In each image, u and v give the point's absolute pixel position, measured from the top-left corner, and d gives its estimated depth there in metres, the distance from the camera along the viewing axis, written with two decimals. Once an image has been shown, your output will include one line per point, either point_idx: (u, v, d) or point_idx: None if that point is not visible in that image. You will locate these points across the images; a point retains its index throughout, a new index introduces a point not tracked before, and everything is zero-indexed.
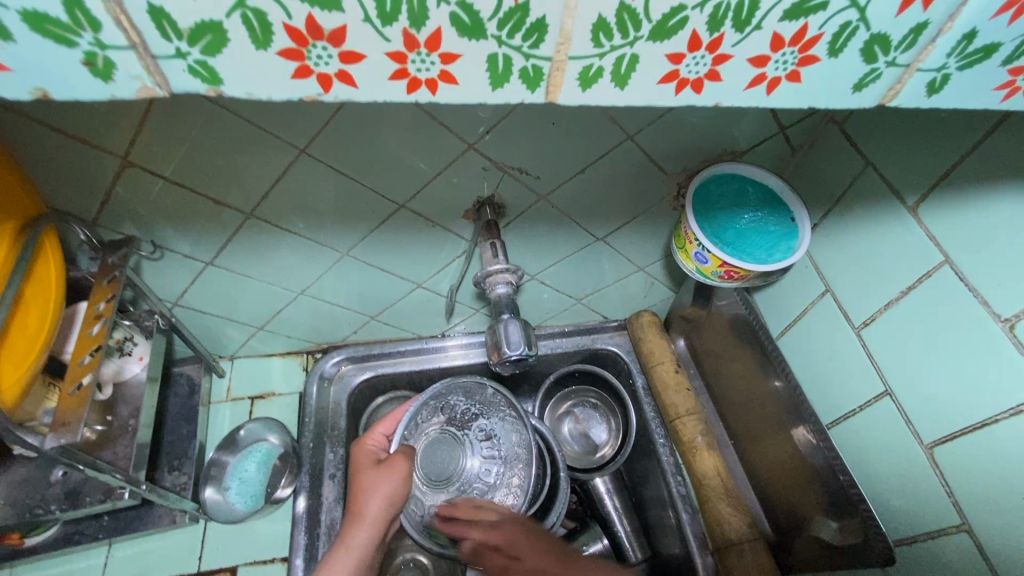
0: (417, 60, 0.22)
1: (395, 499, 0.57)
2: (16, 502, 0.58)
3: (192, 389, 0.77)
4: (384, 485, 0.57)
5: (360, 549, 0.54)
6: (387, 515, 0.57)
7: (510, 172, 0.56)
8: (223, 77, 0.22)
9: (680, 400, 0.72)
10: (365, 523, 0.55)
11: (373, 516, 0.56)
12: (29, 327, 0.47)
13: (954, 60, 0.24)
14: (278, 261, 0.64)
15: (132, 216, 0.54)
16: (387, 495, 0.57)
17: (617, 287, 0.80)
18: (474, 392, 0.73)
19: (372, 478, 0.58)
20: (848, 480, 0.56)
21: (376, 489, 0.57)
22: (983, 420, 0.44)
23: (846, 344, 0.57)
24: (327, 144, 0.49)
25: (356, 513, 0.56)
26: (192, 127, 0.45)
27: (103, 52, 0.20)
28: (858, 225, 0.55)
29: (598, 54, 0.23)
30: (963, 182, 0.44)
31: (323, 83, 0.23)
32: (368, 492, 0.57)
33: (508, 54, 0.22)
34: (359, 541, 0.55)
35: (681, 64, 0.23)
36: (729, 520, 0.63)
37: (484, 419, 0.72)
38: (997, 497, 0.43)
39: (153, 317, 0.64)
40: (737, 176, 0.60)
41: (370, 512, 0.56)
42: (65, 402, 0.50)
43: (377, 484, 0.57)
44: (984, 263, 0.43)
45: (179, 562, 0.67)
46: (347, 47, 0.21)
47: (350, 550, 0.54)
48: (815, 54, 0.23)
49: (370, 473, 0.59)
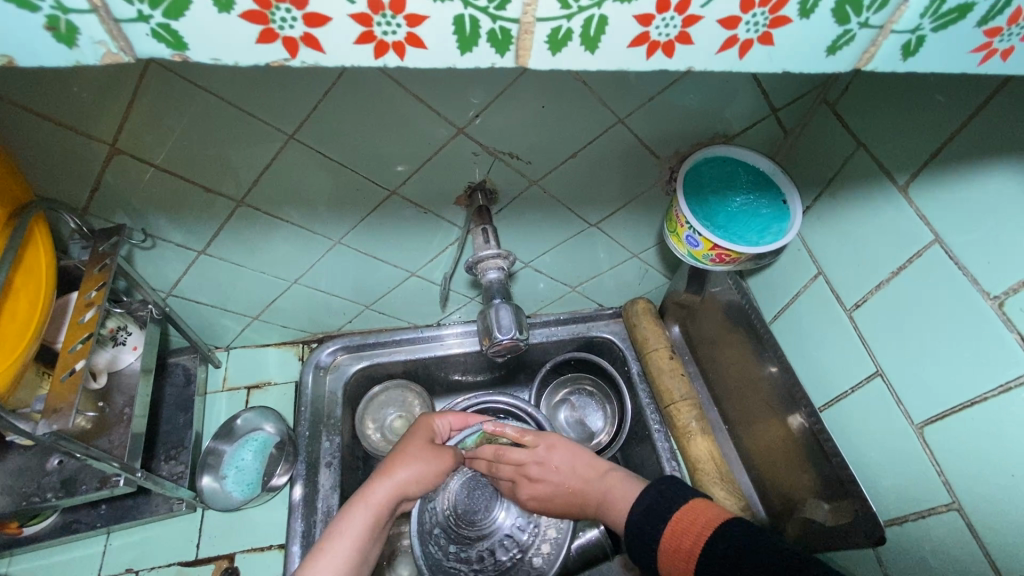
0: (383, 22, 0.22)
1: (423, 477, 0.60)
2: (13, 491, 0.59)
3: (188, 379, 0.77)
4: (427, 460, 0.61)
5: (378, 503, 0.56)
6: (408, 487, 0.59)
7: (501, 157, 0.56)
8: (187, 42, 0.22)
9: (675, 386, 0.73)
10: (389, 481, 0.58)
11: (402, 479, 0.59)
12: (19, 314, 0.47)
13: (928, 21, 0.24)
14: (271, 250, 0.64)
15: (122, 204, 0.54)
16: (420, 469, 0.60)
17: (612, 274, 0.80)
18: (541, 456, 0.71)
19: (416, 448, 0.62)
20: (840, 461, 0.57)
21: (415, 458, 0.60)
22: (974, 398, 0.44)
23: (838, 327, 0.57)
24: (314, 130, 0.49)
25: (385, 471, 0.59)
26: (176, 110, 0.45)
27: (64, 16, 0.20)
28: (849, 205, 0.54)
29: (566, 16, 0.23)
30: (954, 159, 0.44)
31: (289, 48, 0.23)
32: (406, 458, 0.60)
33: (475, 16, 0.22)
34: (379, 495, 0.57)
35: (650, 26, 0.23)
36: (723, 504, 0.64)
37: None
38: (985, 474, 0.44)
39: (146, 306, 0.65)
40: (729, 160, 0.60)
41: (397, 475, 0.59)
42: (57, 387, 0.50)
43: (419, 455, 0.61)
44: (973, 242, 0.43)
45: (178, 549, 0.68)
46: (310, 9, 0.21)
47: (369, 505, 0.56)
48: (786, 14, 0.23)
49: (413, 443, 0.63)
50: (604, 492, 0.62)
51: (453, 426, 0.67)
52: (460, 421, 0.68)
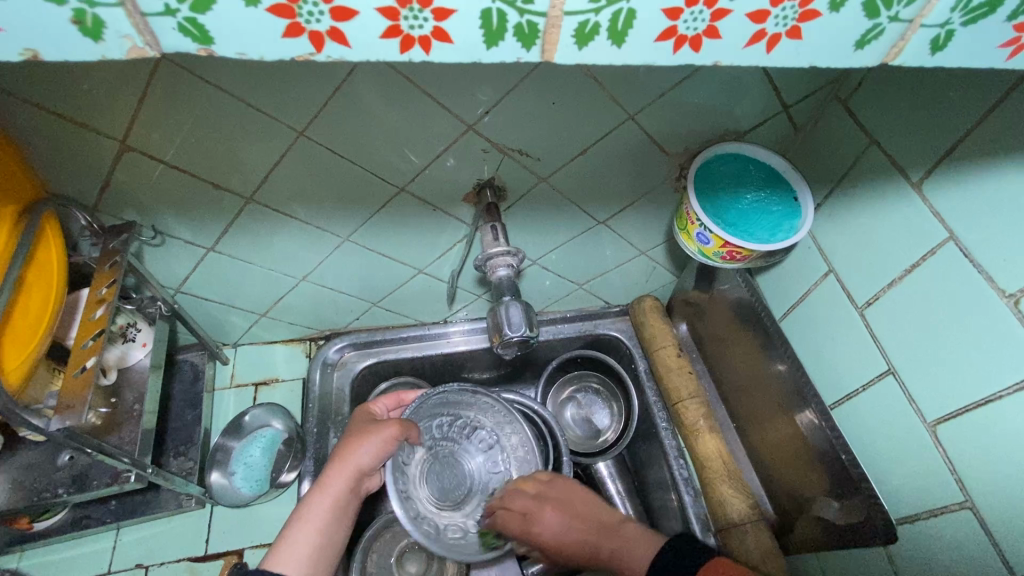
0: (410, 16, 0.22)
1: (378, 454, 0.58)
2: (24, 486, 0.59)
3: (196, 375, 0.78)
4: (371, 437, 0.58)
5: (334, 494, 0.56)
6: (366, 467, 0.58)
7: (510, 154, 0.56)
8: (214, 36, 0.22)
9: (682, 383, 0.72)
10: (344, 472, 0.57)
11: (354, 466, 0.57)
12: (31, 310, 0.47)
13: (958, 16, 0.23)
14: (279, 247, 0.64)
15: (131, 201, 0.54)
16: (369, 450, 0.58)
17: (620, 271, 0.80)
18: (471, 407, 0.71)
19: (359, 429, 0.60)
20: (851, 459, 0.58)
21: (362, 443, 0.58)
22: (988, 396, 0.44)
23: (849, 325, 0.57)
24: (325, 126, 0.49)
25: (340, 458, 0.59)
26: (188, 107, 0.45)
27: (91, 9, 0.20)
28: (862, 203, 0.54)
29: (594, 10, 0.22)
30: (970, 155, 0.43)
31: (315, 42, 0.23)
32: (354, 444, 0.58)
33: (503, 10, 0.22)
34: (335, 486, 0.57)
35: (678, 20, 0.23)
36: (730, 501, 0.64)
37: (473, 425, 0.72)
38: (1000, 474, 0.43)
39: (155, 303, 0.64)
40: (739, 156, 0.59)
41: (351, 462, 0.57)
42: (68, 384, 0.50)
43: (366, 440, 0.58)
44: (989, 239, 0.43)
45: (187, 544, 0.68)
46: (337, 3, 0.21)
47: (326, 492, 0.56)
48: (816, 9, 0.23)
49: (358, 429, 0.60)
50: (619, 545, 0.56)
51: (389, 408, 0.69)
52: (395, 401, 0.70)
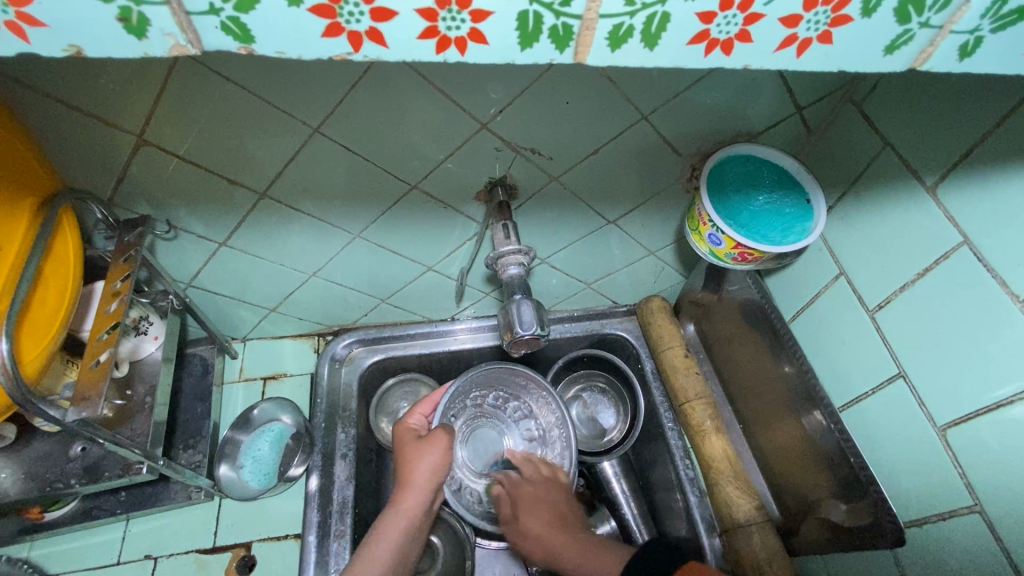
0: (448, 18, 0.22)
1: (438, 467, 0.64)
2: (37, 475, 0.60)
3: (205, 369, 0.78)
4: (429, 457, 0.63)
5: (411, 511, 0.61)
6: (432, 482, 0.63)
7: (523, 153, 0.56)
8: (254, 34, 0.22)
9: (690, 384, 0.72)
10: (413, 490, 0.62)
11: (420, 484, 0.62)
12: (49, 301, 0.47)
13: (988, 22, 0.24)
14: (288, 244, 0.65)
15: (146, 195, 0.54)
16: (430, 467, 0.63)
17: (628, 271, 0.80)
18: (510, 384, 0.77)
19: (416, 451, 0.64)
20: (859, 462, 0.57)
21: (421, 461, 0.63)
22: (999, 401, 0.44)
23: (859, 328, 0.57)
24: (339, 123, 0.49)
25: (406, 480, 0.63)
26: (206, 102, 0.45)
27: (137, 7, 0.20)
28: (875, 205, 0.54)
29: (629, 12, 0.23)
30: (987, 161, 0.43)
31: (353, 42, 0.23)
32: (413, 462, 0.63)
33: (539, 12, 0.22)
34: (409, 505, 0.61)
35: (711, 23, 0.23)
36: (736, 502, 0.64)
37: (514, 402, 0.78)
38: (1011, 479, 0.43)
39: (168, 297, 0.65)
40: (753, 158, 0.59)
41: (416, 479, 0.62)
42: (86, 375, 0.51)
43: (423, 457, 0.63)
44: (1003, 244, 0.43)
45: (195, 536, 0.69)
46: (378, 3, 0.21)
47: (402, 512, 0.61)
48: (847, 14, 0.23)
49: (413, 449, 0.64)
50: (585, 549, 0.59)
51: (426, 414, 0.70)
52: (430, 406, 0.71)
